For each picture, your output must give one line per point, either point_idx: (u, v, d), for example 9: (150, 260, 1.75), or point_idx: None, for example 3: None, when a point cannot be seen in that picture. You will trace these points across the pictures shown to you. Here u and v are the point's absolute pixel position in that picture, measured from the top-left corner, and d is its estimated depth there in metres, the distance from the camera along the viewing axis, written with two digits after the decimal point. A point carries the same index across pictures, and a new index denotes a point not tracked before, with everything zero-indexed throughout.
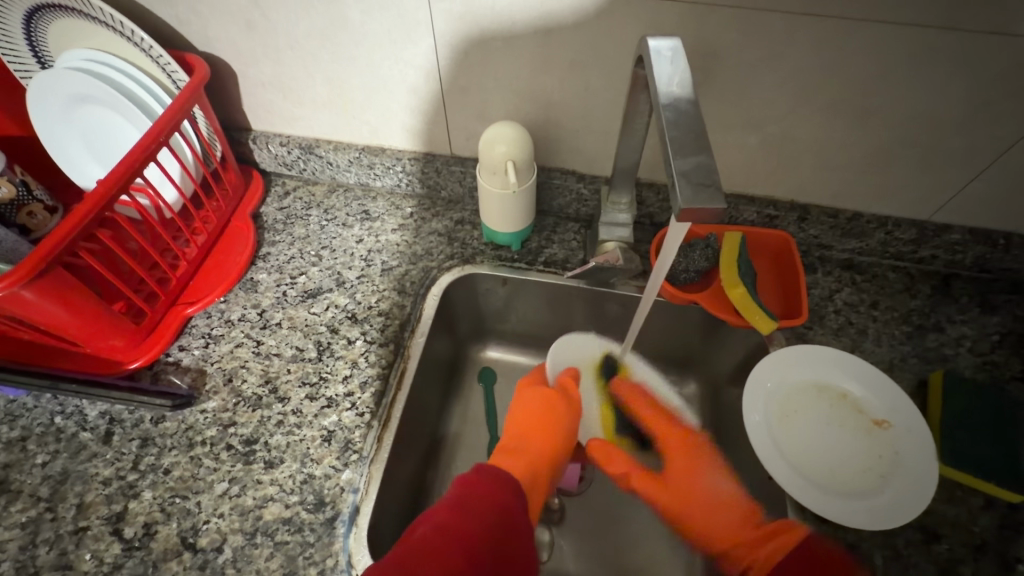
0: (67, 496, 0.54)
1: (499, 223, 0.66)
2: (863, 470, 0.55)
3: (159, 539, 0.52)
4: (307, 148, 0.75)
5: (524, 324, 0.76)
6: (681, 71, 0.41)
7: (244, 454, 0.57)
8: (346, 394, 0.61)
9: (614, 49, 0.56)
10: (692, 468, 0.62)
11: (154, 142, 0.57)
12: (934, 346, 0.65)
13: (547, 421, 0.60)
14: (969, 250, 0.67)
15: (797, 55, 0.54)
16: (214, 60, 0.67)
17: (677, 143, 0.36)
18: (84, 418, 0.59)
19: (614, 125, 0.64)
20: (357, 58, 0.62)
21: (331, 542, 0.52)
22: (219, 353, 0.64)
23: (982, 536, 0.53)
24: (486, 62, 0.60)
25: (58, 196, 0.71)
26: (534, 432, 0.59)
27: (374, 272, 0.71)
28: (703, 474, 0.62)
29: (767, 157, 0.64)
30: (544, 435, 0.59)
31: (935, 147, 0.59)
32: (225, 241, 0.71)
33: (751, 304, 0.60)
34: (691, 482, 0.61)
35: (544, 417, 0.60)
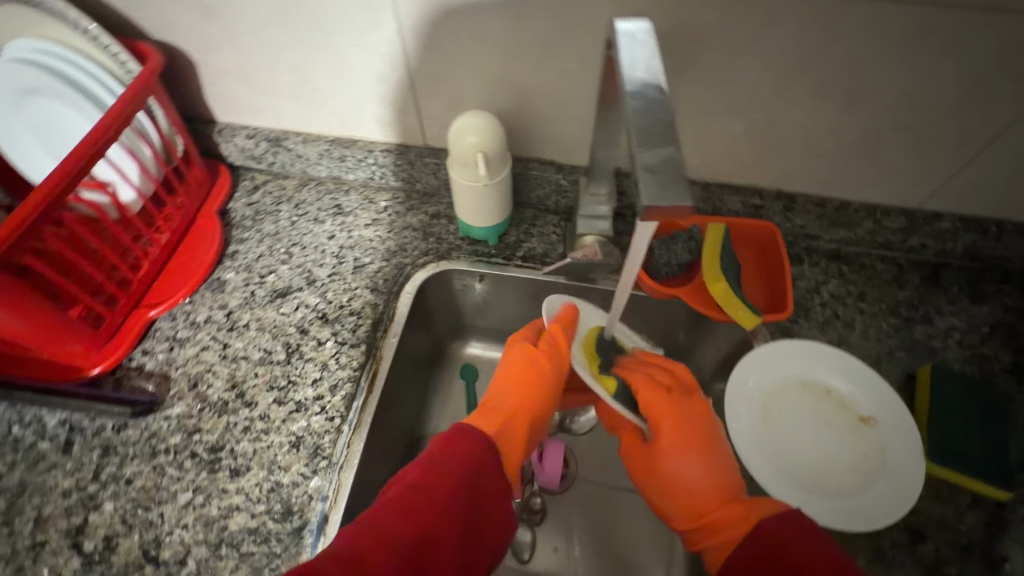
0: (25, 509, 0.52)
1: (474, 217, 0.64)
2: (847, 469, 0.54)
3: (120, 552, 0.50)
4: (275, 140, 0.72)
5: (504, 321, 0.73)
6: (651, 55, 0.38)
7: (209, 462, 0.55)
8: (316, 398, 0.59)
9: (587, 32, 0.53)
10: (673, 443, 0.52)
11: (99, 139, 0.53)
12: (923, 338, 0.63)
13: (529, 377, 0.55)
14: (959, 238, 0.65)
15: (780, 37, 0.51)
16: (170, 50, 0.63)
17: (645, 133, 0.34)
18: (43, 427, 0.57)
19: (591, 112, 0.61)
20: (320, 44, 0.59)
21: (298, 552, 0.50)
22: (184, 356, 0.61)
23: (968, 535, 0.52)
24: (455, 48, 0.57)
25: (14, 196, 0.68)
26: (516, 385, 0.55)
27: (345, 270, 0.68)
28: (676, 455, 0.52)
29: (751, 145, 0.62)
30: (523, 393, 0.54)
31: (924, 133, 0.57)
32: (190, 239, 0.69)
33: (733, 298, 0.58)
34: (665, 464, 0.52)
35: (525, 379, 0.55)
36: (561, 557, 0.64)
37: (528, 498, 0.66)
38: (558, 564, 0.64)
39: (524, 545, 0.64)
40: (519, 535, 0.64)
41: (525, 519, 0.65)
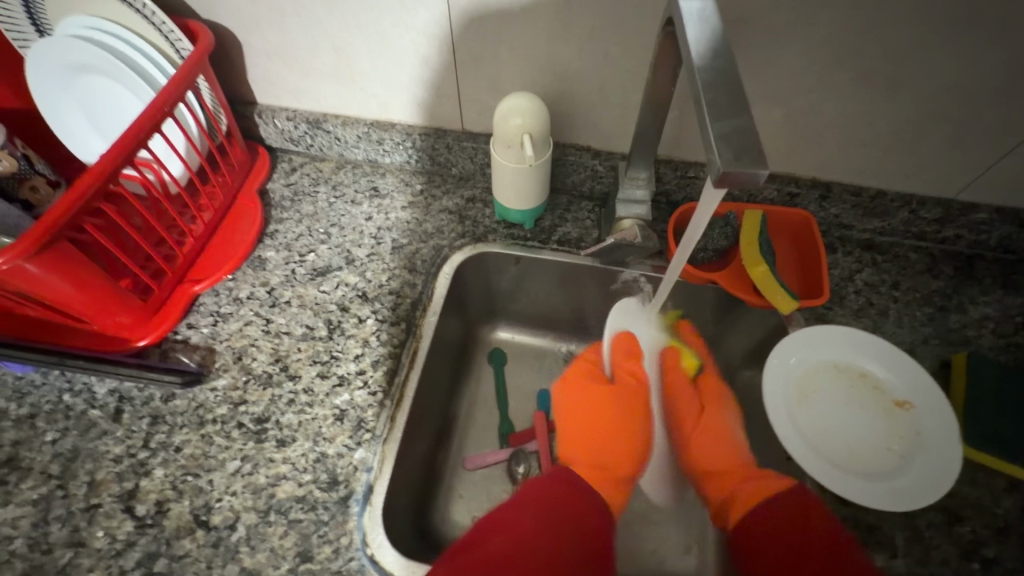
0: (78, 474, 0.54)
1: (512, 200, 0.65)
2: (883, 452, 0.55)
3: (171, 517, 0.51)
4: (314, 122, 0.73)
5: (536, 305, 0.74)
6: (714, 32, 0.39)
7: (255, 432, 0.56)
8: (357, 373, 0.60)
9: (636, 16, 0.54)
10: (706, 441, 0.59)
11: (157, 115, 0.55)
12: (957, 327, 0.64)
13: (606, 417, 0.59)
14: (994, 229, 0.65)
15: (828, 21, 0.51)
16: (217, 29, 0.64)
17: (714, 106, 0.34)
18: (92, 396, 0.58)
19: (632, 98, 0.62)
20: (368, 25, 0.60)
21: (345, 520, 0.51)
22: (228, 331, 0.63)
23: (1005, 518, 0.52)
24: (501, 31, 0.58)
25: (61, 172, 0.69)
26: (596, 426, 0.59)
27: (384, 250, 0.69)
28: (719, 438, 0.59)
29: (790, 131, 0.62)
30: (606, 425, 0.59)
31: (969, 121, 0.57)
32: (231, 218, 0.70)
33: (772, 282, 0.58)
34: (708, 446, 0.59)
35: (596, 417, 0.59)
36: None
37: None
38: None
39: None
40: None
41: None
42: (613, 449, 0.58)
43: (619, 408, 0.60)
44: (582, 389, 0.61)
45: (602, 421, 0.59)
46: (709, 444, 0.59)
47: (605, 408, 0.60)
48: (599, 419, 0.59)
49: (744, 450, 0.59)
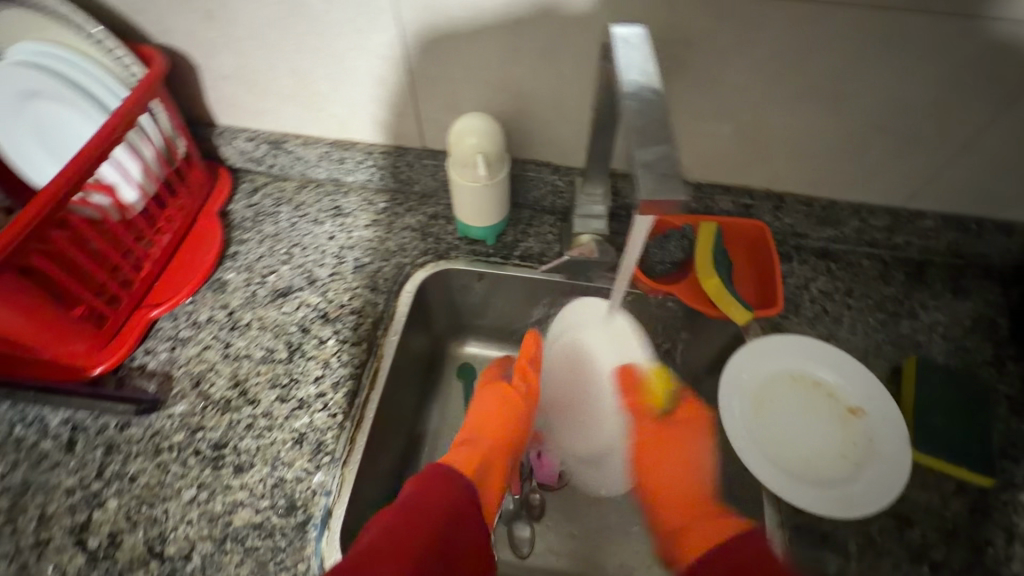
0: (28, 507, 0.53)
1: (472, 218, 0.65)
2: (838, 458, 0.56)
3: (124, 549, 0.51)
4: (274, 143, 0.73)
5: (502, 320, 0.75)
6: (645, 57, 0.40)
7: (212, 459, 0.55)
8: (318, 395, 0.59)
9: (583, 40, 0.55)
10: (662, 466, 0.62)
11: (106, 141, 0.54)
12: (908, 333, 0.65)
13: (492, 415, 0.62)
14: (941, 235, 0.67)
15: (767, 41, 0.53)
16: (172, 52, 0.64)
17: (640, 132, 0.36)
18: (45, 426, 0.57)
19: (586, 115, 0.63)
20: (322, 48, 0.61)
21: (303, 546, 0.51)
22: (186, 355, 0.62)
23: (953, 520, 0.54)
24: (453, 53, 0.59)
25: (14, 197, 0.69)
26: (486, 426, 0.61)
27: (346, 270, 0.69)
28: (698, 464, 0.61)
29: (740, 145, 0.64)
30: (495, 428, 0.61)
31: (908, 133, 0.59)
32: (190, 241, 0.69)
33: (726, 295, 0.61)
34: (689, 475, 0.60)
35: (495, 414, 0.62)
36: (559, 552, 0.65)
37: (527, 493, 0.67)
38: (556, 559, 0.64)
39: (522, 540, 0.65)
40: (518, 530, 0.65)
41: (524, 515, 0.66)
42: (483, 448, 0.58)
43: (508, 410, 0.63)
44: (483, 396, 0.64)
45: (490, 416, 0.62)
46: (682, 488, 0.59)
47: (497, 406, 0.63)
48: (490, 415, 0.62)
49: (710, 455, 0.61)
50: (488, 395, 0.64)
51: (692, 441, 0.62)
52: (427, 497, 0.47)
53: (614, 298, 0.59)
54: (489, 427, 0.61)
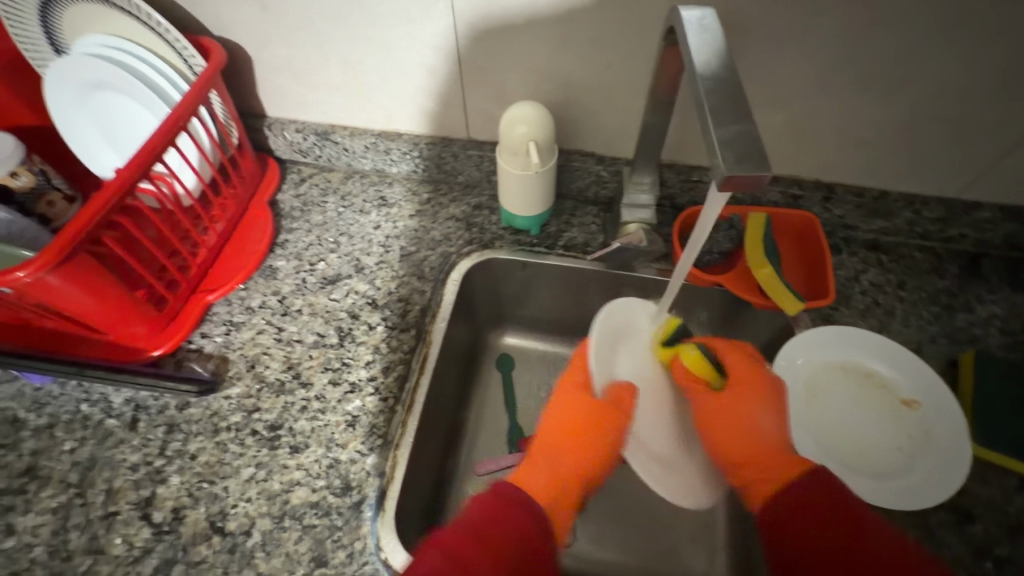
0: (96, 482, 0.55)
1: (518, 206, 0.66)
2: (894, 451, 0.55)
3: (188, 524, 0.52)
4: (323, 134, 0.74)
5: (543, 310, 0.75)
6: (712, 40, 0.41)
7: (269, 439, 0.57)
8: (369, 379, 0.61)
9: (637, 27, 0.55)
10: (747, 399, 0.55)
11: (171, 131, 0.56)
12: (964, 326, 0.64)
13: (583, 432, 0.56)
14: (999, 227, 0.66)
15: (828, 26, 0.52)
16: (230, 44, 0.66)
17: (715, 112, 0.36)
18: (109, 405, 0.59)
19: (635, 104, 0.63)
20: (375, 39, 0.62)
21: (358, 525, 0.52)
22: (241, 339, 0.64)
23: (1017, 516, 0.52)
24: (505, 42, 0.59)
25: (76, 186, 0.71)
26: (570, 437, 0.56)
27: (392, 258, 0.70)
28: (755, 411, 0.54)
29: (792, 134, 0.63)
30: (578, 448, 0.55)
31: (971, 120, 0.57)
32: (242, 229, 0.71)
33: (778, 283, 0.59)
34: (746, 413, 0.54)
35: (571, 426, 0.56)
36: (603, 542, 0.64)
37: None
38: (600, 549, 0.64)
39: None
40: None
41: None
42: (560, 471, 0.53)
43: (594, 421, 0.56)
44: (564, 402, 0.58)
45: (580, 432, 0.56)
46: (743, 438, 0.53)
47: (578, 419, 0.56)
48: (577, 434, 0.56)
49: (776, 425, 0.53)
50: (566, 406, 0.58)
51: (755, 400, 0.55)
52: (488, 521, 0.45)
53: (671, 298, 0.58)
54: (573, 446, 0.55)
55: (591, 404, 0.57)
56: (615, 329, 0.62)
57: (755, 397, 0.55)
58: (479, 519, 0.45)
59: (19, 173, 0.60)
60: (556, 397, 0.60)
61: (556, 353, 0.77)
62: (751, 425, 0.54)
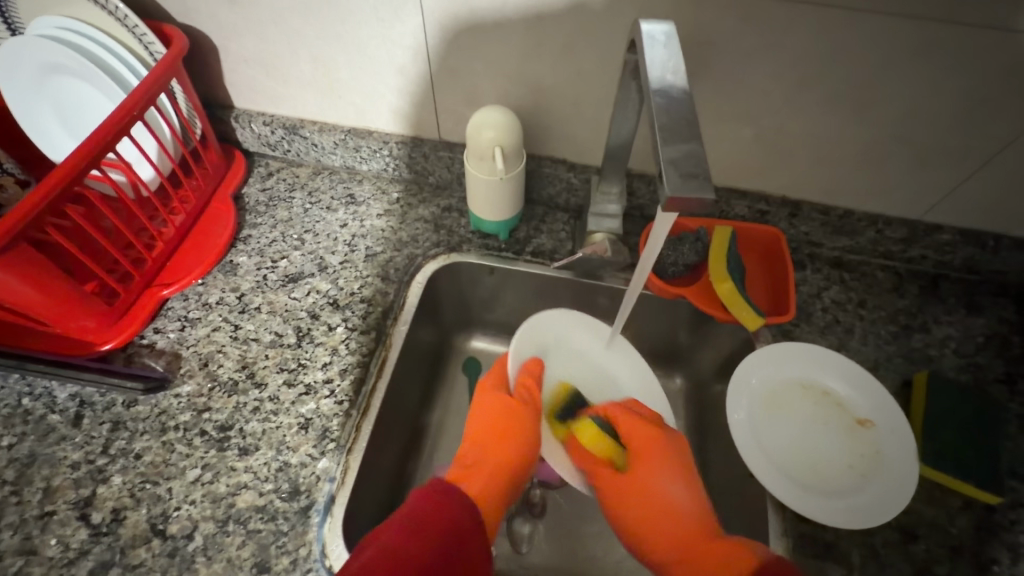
0: (34, 480, 0.53)
1: (485, 211, 0.65)
2: (844, 469, 0.55)
3: (127, 525, 0.51)
4: (291, 128, 0.73)
5: (510, 316, 0.75)
6: (672, 55, 0.40)
7: (218, 440, 0.56)
8: (325, 381, 0.59)
9: (608, 37, 0.55)
10: (653, 473, 0.54)
11: (125, 118, 0.54)
12: (920, 346, 0.65)
13: (504, 431, 0.56)
14: (958, 250, 0.67)
15: (794, 46, 0.52)
16: (195, 32, 0.64)
17: (667, 130, 0.36)
18: (53, 399, 0.58)
19: (605, 113, 0.63)
20: (344, 35, 0.60)
21: (305, 531, 0.51)
22: (196, 336, 0.62)
23: (958, 537, 0.53)
24: (476, 45, 0.59)
25: (31, 170, 0.69)
26: (489, 438, 0.56)
27: (357, 258, 0.69)
28: (659, 478, 0.54)
29: (760, 150, 0.63)
30: (499, 443, 0.55)
31: (932, 145, 0.58)
32: (203, 222, 0.69)
33: (738, 298, 0.59)
34: (652, 486, 0.54)
35: (498, 427, 0.56)
36: (558, 549, 0.64)
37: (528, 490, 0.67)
38: (555, 556, 0.64)
39: (521, 537, 0.65)
40: (517, 527, 0.66)
41: (524, 511, 0.66)
42: (490, 466, 0.54)
43: (513, 420, 0.57)
44: (481, 407, 0.58)
45: (505, 433, 0.56)
46: (663, 521, 0.52)
47: (498, 416, 0.57)
48: (499, 433, 0.56)
49: (686, 497, 0.53)
50: (488, 408, 0.58)
51: (660, 457, 0.55)
52: (427, 520, 0.45)
53: (625, 314, 0.58)
54: (496, 443, 0.56)
55: (510, 407, 0.57)
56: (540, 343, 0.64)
57: (662, 461, 0.54)
58: (419, 517, 0.45)
59: None
60: (478, 398, 0.59)
61: None
62: (659, 499, 0.53)
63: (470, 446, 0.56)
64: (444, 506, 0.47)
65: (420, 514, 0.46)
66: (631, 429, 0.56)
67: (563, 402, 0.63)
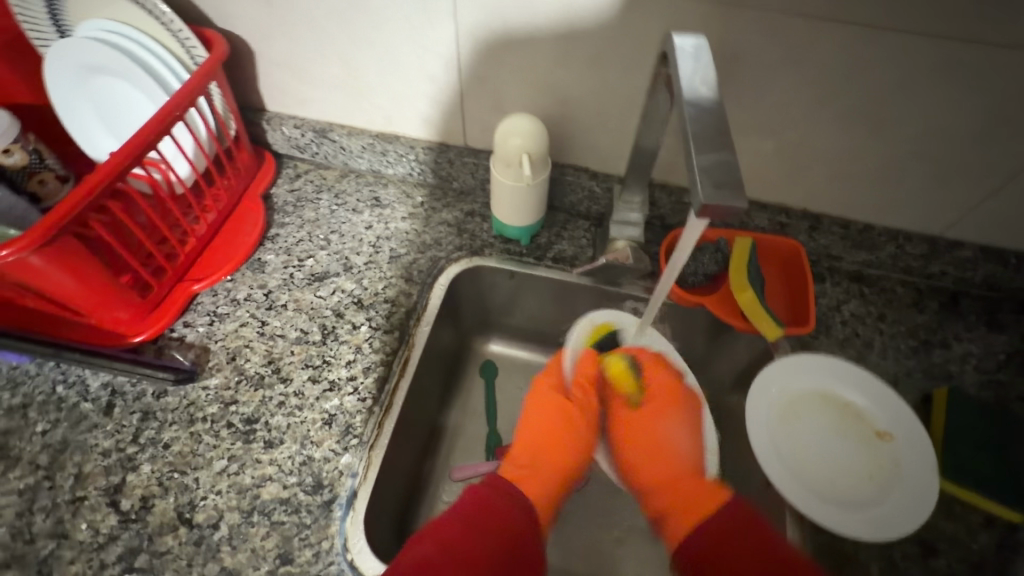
0: (66, 465, 0.54)
1: (510, 216, 0.66)
2: (863, 482, 0.55)
3: (155, 513, 0.52)
4: (321, 131, 0.75)
5: (528, 321, 0.76)
6: (703, 68, 0.41)
7: (244, 432, 0.57)
8: (348, 378, 0.61)
9: (636, 49, 0.56)
10: (660, 419, 0.65)
11: (167, 118, 0.56)
12: (940, 362, 0.65)
13: (552, 435, 0.63)
14: (979, 267, 0.67)
15: (819, 62, 0.53)
16: (233, 37, 0.66)
17: (699, 139, 0.37)
18: (85, 388, 0.59)
19: (629, 123, 0.64)
20: (377, 42, 0.62)
21: (327, 524, 0.52)
22: (224, 331, 0.64)
23: (979, 553, 0.53)
24: (506, 55, 0.60)
25: (70, 166, 0.71)
26: (546, 446, 0.62)
27: (381, 259, 0.70)
28: (669, 431, 0.64)
29: (782, 163, 0.64)
30: (551, 448, 0.62)
31: (955, 162, 0.59)
32: (234, 220, 0.71)
33: (759, 309, 0.60)
34: (654, 428, 0.64)
35: (549, 428, 0.63)
36: (573, 553, 0.65)
37: None
38: (569, 561, 0.64)
39: None
40: None
41: None
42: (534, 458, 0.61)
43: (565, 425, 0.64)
44: (541, 406, 0.64)
45: (552, 429, 0.63)
46: (662, 461, 0.62)
47: (551, 411, 0.64)
48: (552, 439, 0.62)
49: (688, 445, 0.63)
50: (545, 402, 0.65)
51: (673, 411, 0.65)
52: (478, 514, 0.51)
53: (648, 315, 0.59)
54: (547, 446, 0.62)
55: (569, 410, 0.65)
56: (596, 342, 0.68)
57: (675, 415, 0.65)
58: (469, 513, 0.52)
59: (12, 150, 0.61)
60: (534, 395, 0.66)
61: (539, 363, 0.77)
62: (659, 440, 0.64)
63: (523, 439, 0.63)
64: (493, 502, 0.53)
65: (468, 514, 0.51)
66: (654, 391, 0.66)
67: (604, 368, 0.67)
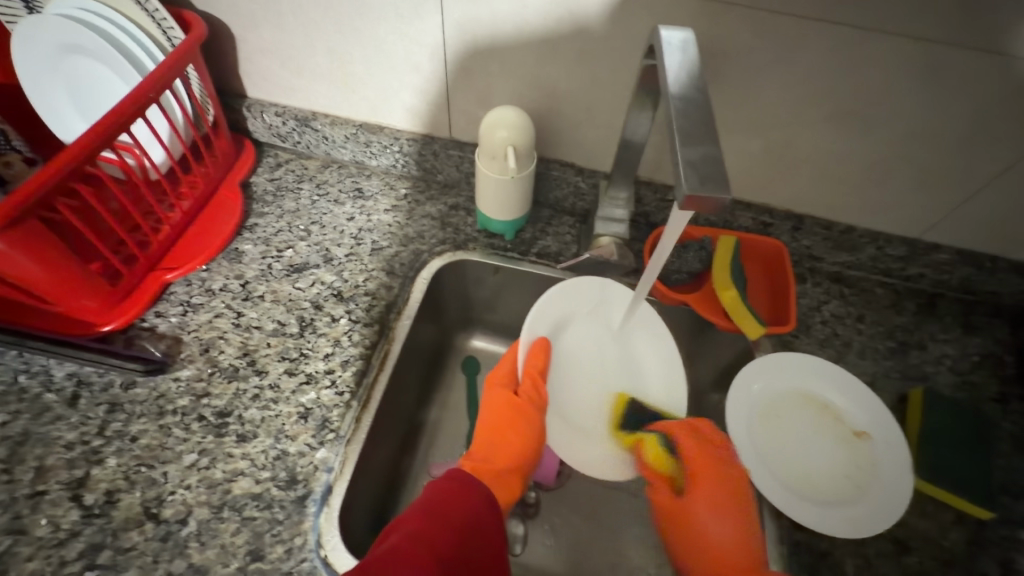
0: (26, 458, 0.52)
1: (494, 210, 0.66)
2: (841, 480, 0.56)
3: (120, 508, 0.50)
4: (303, 120, 0.73)
5: (511, 316, 0.75)
6: (690, 62, 0.41)
7: (216, 426, 0.55)
8: (326, 372, 0.59)
9: (624, 44, 0.56)
10: (706, 499, 0.53)
11: (140, 100, 0.54)
12: (916, 363, 0.66)
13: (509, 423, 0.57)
14: (956, 270, 0.68)
15: (804, 62, 0.54)
16: (213, 20, 0.65)
17: (685, 132, 0.36)
18: (50, 378, 0.57)
19: (616, 119, 0.63)
20: (363, 30, 0.61)
21: (300, 520, 0.51)
22: (197, 322, 0.62)
23: (951, 551, 0.54)
24: (493, 46, 0.59)
25: (39, 149, 0.69)
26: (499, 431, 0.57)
27: (363, 251, 0.69)
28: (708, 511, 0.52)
29: (767, 163, 0.64)
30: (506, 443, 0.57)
31: (934, 166, 0.60)
32: (211, 209, 0.69)
33: (740, 307, 0.60)
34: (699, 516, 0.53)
35: (506, 422, 0.57)
36: (552, 550, 0.64)
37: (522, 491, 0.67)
38: (548, 558, 0.64)
39: (514, 538, 0.64)
40: (512, 528, 0.64)
41: (519, 512, 0.66)
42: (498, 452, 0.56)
43: (517, 416, 0.57)
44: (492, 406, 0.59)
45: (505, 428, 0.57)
46: (706, 553, 0.51)
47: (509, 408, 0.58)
48: (503, 430, 0.57)
49: (729, 526, 0.52)
50: (494, 400, 0.59)
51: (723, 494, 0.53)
52: (448, 500, 0.47)
53: (648, 279, 0.55)
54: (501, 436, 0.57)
55: (517, 401, 0.58)
56: (553, 320, 0.62)
57: (717, 496, 0.53)
58: (437, 502, 0.46)
59: None
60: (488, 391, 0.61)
61: None
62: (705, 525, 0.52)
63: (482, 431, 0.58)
64: (462, 493, 0.48)
65: (436, 504, 0.46)
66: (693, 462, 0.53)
67: (623, 413, 0.60)
